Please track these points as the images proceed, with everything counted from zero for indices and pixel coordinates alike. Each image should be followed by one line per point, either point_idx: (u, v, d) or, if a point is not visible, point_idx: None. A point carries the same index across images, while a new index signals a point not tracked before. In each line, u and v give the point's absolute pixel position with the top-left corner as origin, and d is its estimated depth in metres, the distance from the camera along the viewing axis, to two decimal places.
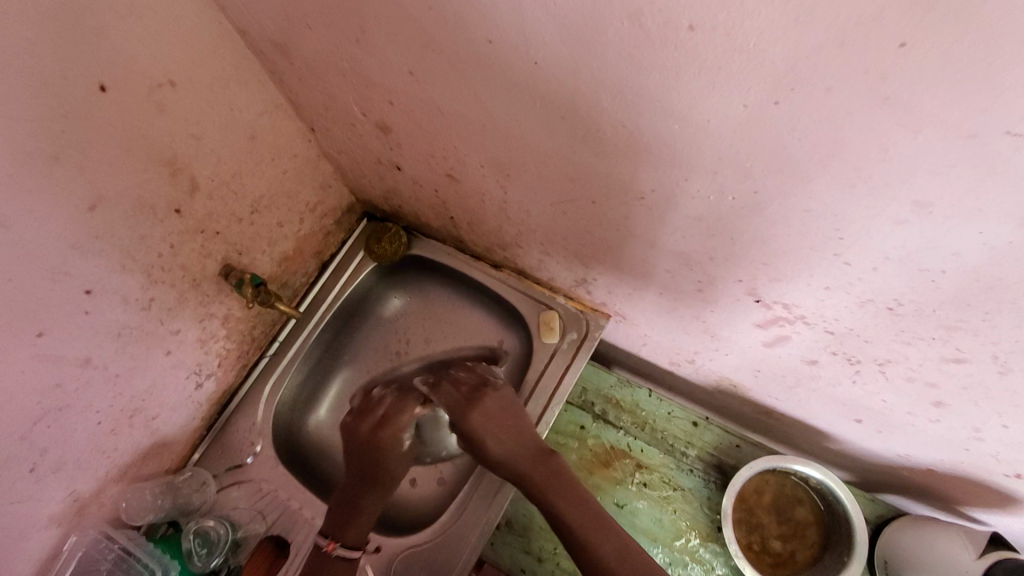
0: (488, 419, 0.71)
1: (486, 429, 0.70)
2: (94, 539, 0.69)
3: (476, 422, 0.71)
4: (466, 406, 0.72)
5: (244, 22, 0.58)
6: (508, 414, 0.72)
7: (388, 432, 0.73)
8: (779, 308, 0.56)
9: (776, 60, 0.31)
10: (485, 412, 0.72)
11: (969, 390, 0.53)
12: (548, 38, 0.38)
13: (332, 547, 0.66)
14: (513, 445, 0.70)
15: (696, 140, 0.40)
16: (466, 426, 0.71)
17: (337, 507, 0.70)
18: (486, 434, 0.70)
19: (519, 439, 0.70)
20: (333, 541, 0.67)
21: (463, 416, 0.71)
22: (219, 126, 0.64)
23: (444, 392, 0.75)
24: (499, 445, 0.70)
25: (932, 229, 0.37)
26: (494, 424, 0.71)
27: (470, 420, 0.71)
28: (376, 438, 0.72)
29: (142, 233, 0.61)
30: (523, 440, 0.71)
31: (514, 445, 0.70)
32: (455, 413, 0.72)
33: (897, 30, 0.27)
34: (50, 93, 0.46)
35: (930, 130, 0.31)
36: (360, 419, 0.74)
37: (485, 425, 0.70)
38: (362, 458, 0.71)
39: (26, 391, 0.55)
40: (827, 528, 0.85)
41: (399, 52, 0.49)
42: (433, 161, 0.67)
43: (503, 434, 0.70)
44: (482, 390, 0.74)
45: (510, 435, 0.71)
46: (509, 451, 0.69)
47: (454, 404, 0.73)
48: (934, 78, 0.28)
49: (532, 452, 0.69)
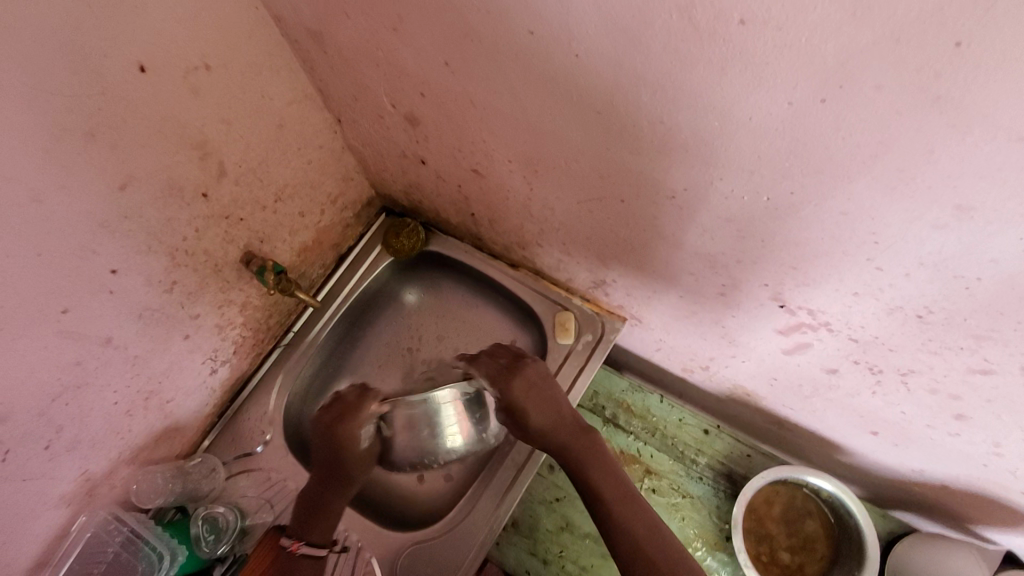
0: (531, 390, 0.72)
1: (529, 401, 0.71)
2: (104, 520, 0.69)
3: (519, 391, 0.71)
4: (508, 373, 0.73)
5: (281, 10, 0.58)
6: (548, 385, 0.73)
7: (405, 413, 0.72)
8: (803, 314, 0.56)
9: (827, 56, 0.31)
10: (526, 380, 0.72)
11: (993, 403, 0.53)
12: (593, 31, 0.39)
13: (296, 548, 0.65)
14: (552, 416, 0.71)
15: (736, 138, 0.40)
16: (509, 395, 0.71)
17: (302, 510, 0.69)
18: (529, 404, 0.70)
19: (559, 411, 0.71)
20: (297, 541, 0.67)
21: (508, 386, 0.71)
22: (249, 113, 0.64)
23: (484, 362, 0.76)
24: (542, 416, 0.70)
25: (971, 235, 0.37)
26: (535, 394, 0.71)
27: (512, 388, 0.71)
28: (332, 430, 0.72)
29: (170, 216, 0.61)
30: (562, 414, 0.71)
31: (553, 413, 0.71)
32: (497, 384, 0.72)
33: (954, 28, 0.27)
34: (90, 70, 0.46)
35: (979, 133, 0.31)
36: (323, 412, 0.74)
37: (530, 397, 0.71)
38: (327, 457, 0.72)
39: (47, 366, 0.55)
40: (836, 542, 0.85)
41: (437, 43, 0.50)
42: (460, 154, 0.67)
43: (544, 405, 0.71)
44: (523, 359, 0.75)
45: (551, 408, 0.71)
46: (549, 424, 0.70)
47: (499, 374, 0.73)
48: (991, 80, 0.28)
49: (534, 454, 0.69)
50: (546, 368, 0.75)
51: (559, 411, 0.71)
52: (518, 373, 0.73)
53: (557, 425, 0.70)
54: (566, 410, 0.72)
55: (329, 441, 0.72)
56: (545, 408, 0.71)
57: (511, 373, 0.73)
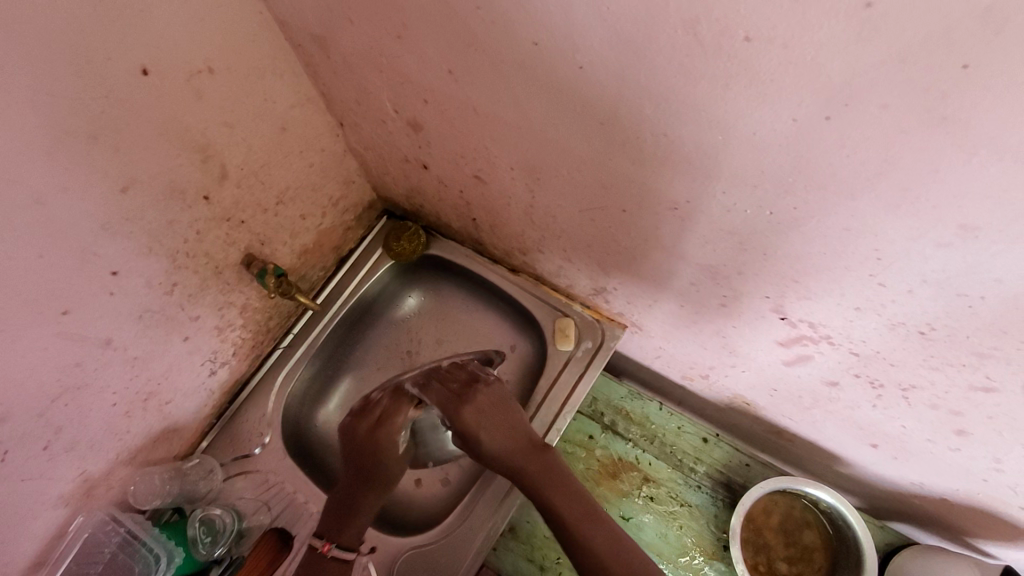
0: (482, 414, 0.69)
1: (481, 425, 0.68)
2: (100, 520, 0.69)
3: (469, 417, 0.68)
4: (460, 400, 0.69)
5: (285, 14, 0.58)
6: (500, 410, 0.70)
7: (386, 434, 0.70)
8: (804, 327, 0.56)
9: (833, 74, 0.31)
10: (478, 406, 0.69)
11: (994, 420, 0.52)
12: (596, 44, 0.39)
13: (327, 549, 0.66)
14: (504, 438, 0.69)
15: (739, 152, 0.40)
16: (459, 423, 0.68)
17: (331, 511, 0.70)
18: (480, 429, 0.68)
19: (513, 433, 0.69)
20: (328, 542, 0.67)
21: (458, 414, 0.68)
22: (251, 116, 0.64)
23: (435, 388, 0.70)
24: (493, 442, 0.68)
25: (975, 254, 0.37)
26: (487, 418, 0.69)
27: (463, 416, 0.68)
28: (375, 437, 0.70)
29: (171, 218, 0.61)
30: (517, 437, 0.69)
31: (505, 437, 0.69)
32: (447, 413, 0.68)
33: (962, 50, 0.27)
34: (94, 73, 0.46)
35: (985, 153, 0.31)
36: (358, 417, 0.71)
37: (486, 420, 0.69)
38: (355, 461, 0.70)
39: (46, 367, 0.55)
40: (835, 553, 0.85)
41: (441, 50, 0.49)
42: (462, 160, 0.67)
43: (494, 428, 0.69)
44: (475, 382, 0.71)
45: (505, 433, 0.69)
46: (502, 447, 0.68)
47: (448, 402, 0.69)
48: (997, 102, 0.28)
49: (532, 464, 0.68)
50: (500, 390, 0.72)
51: (511, 434, 0.69)
52: (471, 399, 0.69)
53: (512, 450, 0.68)
54: (521, 430, 0.70)
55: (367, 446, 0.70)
56: (498, 430, 0.69)
57: (462, 399, 0.69)
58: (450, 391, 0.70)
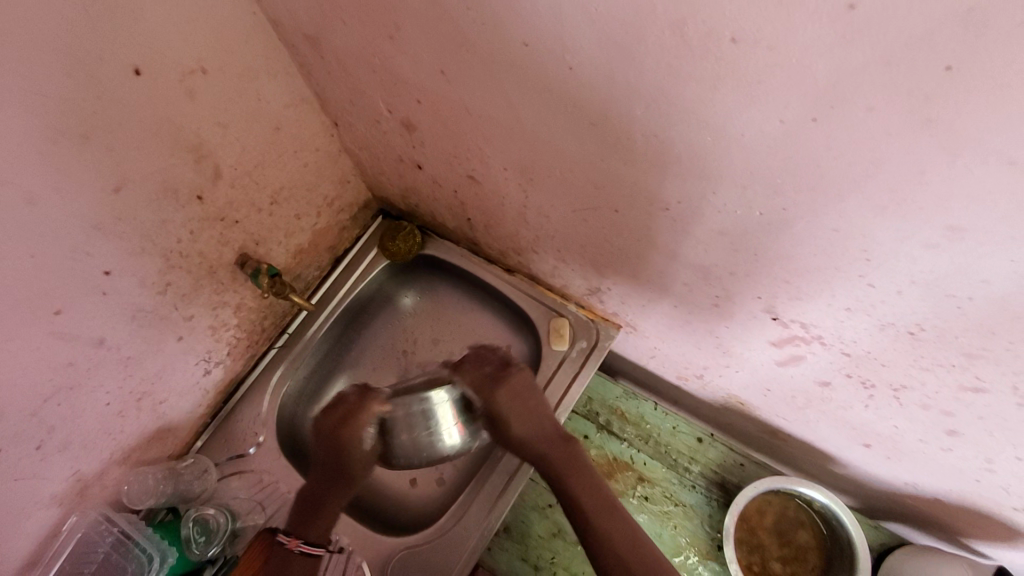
0: (516, 399, 0.71)
1: (513, 412, 0.70)
2: (94, 520, 0.69)
3: (503, 400, 0.70)
4: (494, 383, 0.71)
5: (279, 14, 0.58)
6: (531, 394, 0.72)
7: (351, 432, 0.69)
8: (796, 327, 0.56)
9: (818, 77, 0.31)
10: (511, 390, 0.71)
11: (985, 420, 0.53)
12: (586, 46, 0.39)
13: (293, 545, 0.66)
14: (535, 426, 0.71)
15: (729, 153, 0.40)
16: (493, 405, 0.70)
17: (300, 504, 0.70)
18: (511, 415, 0.70)
19: (540, 422, 0.71)
20: (296, 538, 0.67)
21: (493, 395, 0.70)
22: (245, 117, 0.64)
23: (467, 370, 0.72)
24: (522, 427, 0.70)
25: (962, 256, 0.37)
26: (520, 405, 0.71)
27: (497, 399, 0.70)
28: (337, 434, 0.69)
29: (164, 217, 0.61)
30: (546, 424, 0.71)
31: (534, 425, 0.71)
32: (480, 393, 0.70)
33: (944, 53, 0.27)
34: (86, 73, 0.46)
35: (970, 156, 0.31)
36: (328, 413, 0.70)
37: (513, 406, 0.70)
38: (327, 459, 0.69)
39: (39, 367, 0.55)
40: (829, 553, 0.85)
41: (432, 51, 0.50)
42: (456, 161, 0.67)
43: (528, 416, 0.71)
44: (509, 366, 0.72)
45: (535, 420, 0.71)
46: (528, 434, 0.71)
47: (481, 384, 0.70)
48: (980, 104, 0.28)
49: None
50: (533, 377, 0.73)
51: (540, 423, 0.71)
52: (506, 382, 0.71)
53: (541, 435, 0.71)
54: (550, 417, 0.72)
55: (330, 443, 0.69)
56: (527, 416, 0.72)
57: (496, 382, 0.71)
58: (484, 376, 0.71)
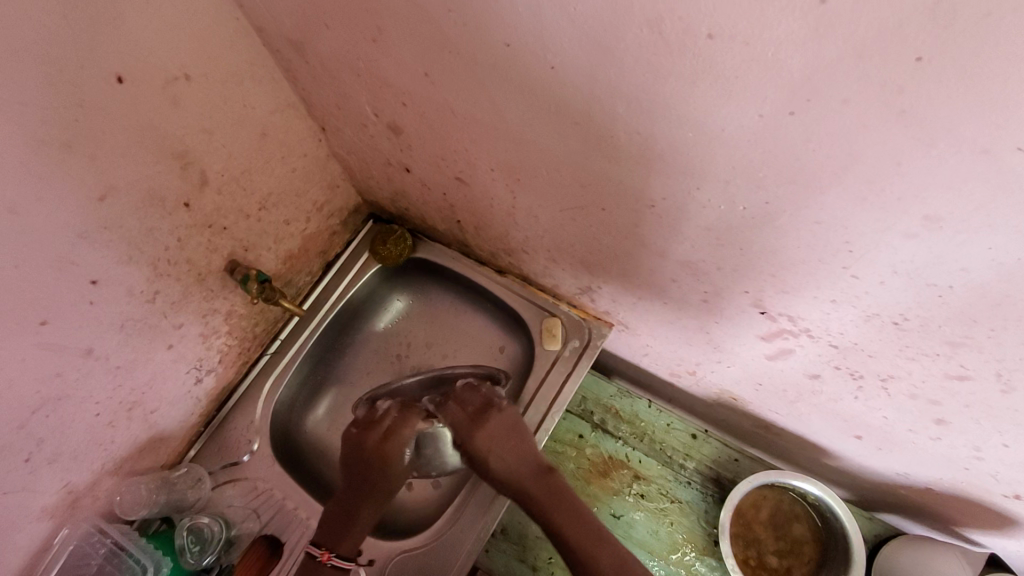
0: (494, 440, 0.71)
1: (491, 449, 0.70)
2: (86, 532, 0.69)
3: (481, 441, 0.71)
4: (472, 424, 0.72)
5: (262, 19, 0.59)
6: (513, 434, 0.72)
7: (392, 446, 0.71)
8: (784, 320, 0.56)
9: (794, 70, 0.32)
10: (489, 432, 0.71)
11: (972, 408, 0.53)
12: (567, 43, 0.39)
13: (327, 557, 0.66)
14: (513, 462, 0.70)
15: (710, 149, 0.41)
16: (469, 446, 0.71)
17: (330, 517, 0.70)
18: (491, 452, 0.70)
19: (521, 457, 0.70)
20: (327, 551, 0.68)
21: (471, 437, 0.71)
22: (230, 123, 0.64)
23: (451, 408, 0.74)
24: (502, 463, 0.70)
25: (941, 244, 0.37)
26: (499, 444, 0.71)
27: (472, 440, 0.71)
28: (380, 448, 0.70)
29: (151, 225, 0.61)
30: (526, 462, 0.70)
31: (515, 462, 0.70)
32: (460, 432, 0.72)
33: (913, 43, 0.28)
34: (67, 81, 0.46)
35: (944, 144, 0.31)
36: (367, 430, 0.72)
37: (492, 442, 0.71)
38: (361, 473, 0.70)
39: (26, 378, 0.54)
40: (824, 546, 0.85)
41: (417, 54, 0.50)
42: (444, 163, 0.67)
43: (506, 453, 0.70)
44: (488, 409, 0.73)
45: (518, 456, 0.70)
46: (510, 470, 0.69)
47: (462, 423, 0.72)
48: (951, 93, 0.29)
49: (520, 467, 0.69)
50: (514, 416, 0.74)
51: (518, 459, 0.70)
52: (484, 423, 0.72)
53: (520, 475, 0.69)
54: (529, 456, 0.71)
55: (371, 460, 0.70)
56: (509, 453, 0.71)
57: (473, 423, 0.72)
58: (464, 415, 0.73)
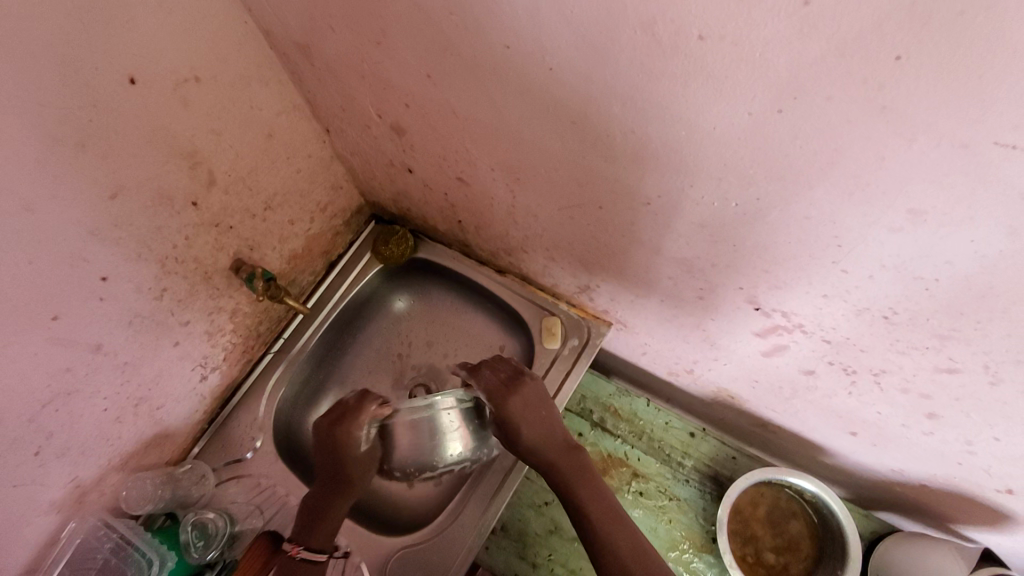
0: (526, 407, 0.71)
1: (524, 416, 0.71)
2: (93, 526, 0.70)
3: (515, 406, 0.71)
4: (506, 391, 0.71)
5: (270, 23, 0.60)
6: (542, 405, 0.73)
7: (346, 432, 0.70)
8: (778, 316, 0.57)
9: (780, 69, 0.33)
10: (525, 399, 0.72)
11: (961, 401, 0.54)
12: (563, 45, 0.41)
13: (295, 551, 0.66)
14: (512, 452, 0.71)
15: (702, 147, 0.42)
16: (504, 412, 0.70)
17: (303, 512, 0.71)
18: (522, 419, 0.70)
19: (548, 431, 0.71)
20: (297, 545, 0.68)
21: (505, 402, 0.71)
22: (238, 124, 0.66)
23: (484, 375, 0.74)
24: (531, 434, 0.70)
25: (926, 237, 0.38)
26: (531, 413, 0.71)
27: (510, 406, 0.70)
28: (333, 436, 0.70)
29: (159, 224, 0.62)
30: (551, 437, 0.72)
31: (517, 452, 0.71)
32: (493, 400, 0.71)
33: (892, 42, 0.29)
34: (82, 83, 0.48)
35: (925, 139, 0.33)
36: (324, 417, 0.72)
37: (526, 412, 0.71)
38: (326, 460, 0.71)
39: (38, 373, 0.56)
40: (822, 542, 0.86)
41: (420, 55, 0.51)
42: (445, 163, 0.69)
43: (535, 425, 0.71)
44: (521, 375, 0.74)
45: (545, 429, 0.72)
46: (537, 442, 0.71)
47: (498, 391, 0.71)
48: (929, 91, 0.30)
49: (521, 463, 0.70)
50: (544, 389, 0.75)
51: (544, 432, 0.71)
52: (516, 392, 0.72)
53: (546, 446, 0.71)
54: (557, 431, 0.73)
55: (330, 447, 0.70)
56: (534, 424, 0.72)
57: (509, 391, 0.72)
58: (498, 383, 0.73)
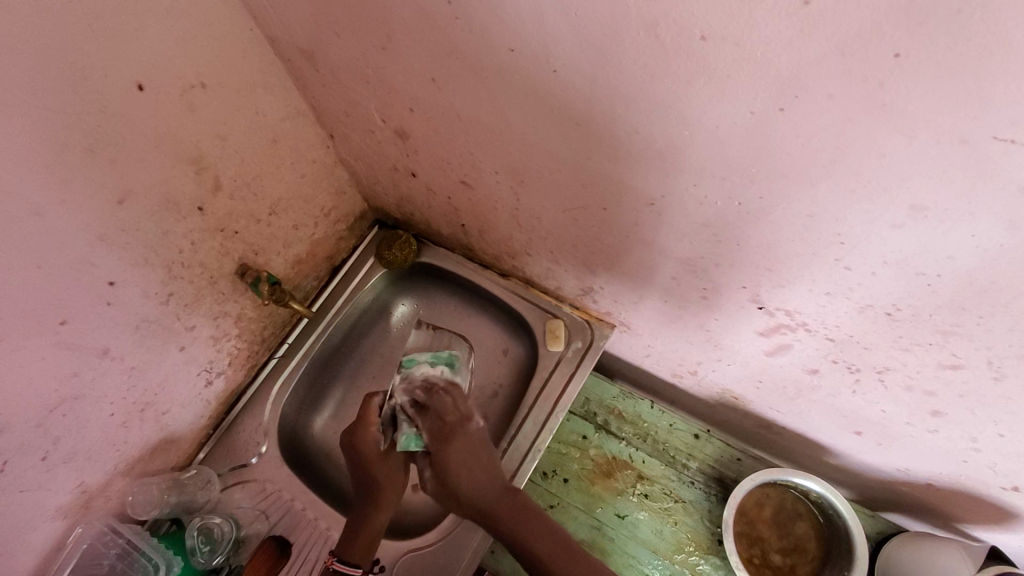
0: (463, 450, 0.71)
1: (456, 466, 0.71)
2: (99, 531, 0.70)
3: (452, 455, 0.71)
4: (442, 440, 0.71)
5: (275, 30, 0.61)
6: (479, 454, 0.72)
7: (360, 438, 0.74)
8: (781, 315, 0.58)
9: (781, 69, 0.34)
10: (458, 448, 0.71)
11: (966, 398, 0.55)
12: (566, 45, 0.41)
13: (329, 561, 0.70)
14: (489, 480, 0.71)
15: (704, 146, 0.43)
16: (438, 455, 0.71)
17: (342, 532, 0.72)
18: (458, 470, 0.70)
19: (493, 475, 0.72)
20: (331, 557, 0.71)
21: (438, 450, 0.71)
22: (243, 130, 0.67)
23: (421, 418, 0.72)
24: (471, 480, 0.71)
25: (928, 233, 0.39)
26: (468, 467, 0.71)
27: (443, 453, 0.70)
28: (353, 444, 0.74)
29: (165, 229, 0.63)
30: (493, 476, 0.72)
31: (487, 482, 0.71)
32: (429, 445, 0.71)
33: (891, 40, 0.30)
34: (90, 89, 0.48)
35: (925, 135, 0.33)
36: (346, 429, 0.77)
37: (462, 458, 0.71)
38: (355, 472, 0.75)
39: (45, 378, 0.56)
40: (828, 543, 0.86)
41: (424, 60, 0.52)
42: (449, 166, 0.69)
43: (475, 472, 0.71)
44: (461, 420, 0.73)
45: (482, 472, 0.71)
46: (478, 489, 0.71)
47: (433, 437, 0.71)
48: (927, 87, 0.31)
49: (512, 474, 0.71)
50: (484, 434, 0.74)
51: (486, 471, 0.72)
52: (451, 440, 0.71)
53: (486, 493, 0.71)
54: (495, 484, 0.72)
55: (355, 458, 0.75)
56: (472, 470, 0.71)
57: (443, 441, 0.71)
58: (432, 428, 0.71)
